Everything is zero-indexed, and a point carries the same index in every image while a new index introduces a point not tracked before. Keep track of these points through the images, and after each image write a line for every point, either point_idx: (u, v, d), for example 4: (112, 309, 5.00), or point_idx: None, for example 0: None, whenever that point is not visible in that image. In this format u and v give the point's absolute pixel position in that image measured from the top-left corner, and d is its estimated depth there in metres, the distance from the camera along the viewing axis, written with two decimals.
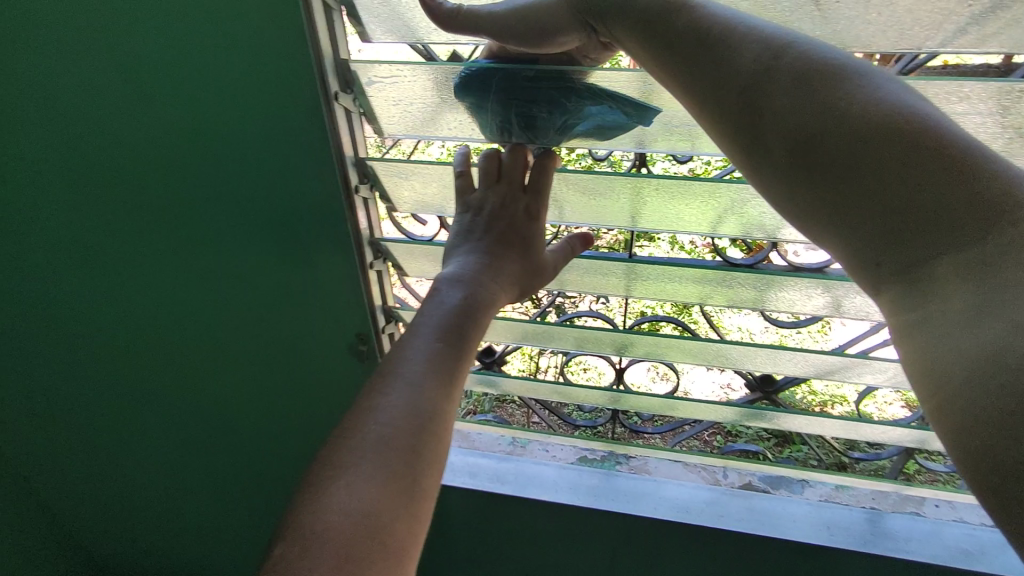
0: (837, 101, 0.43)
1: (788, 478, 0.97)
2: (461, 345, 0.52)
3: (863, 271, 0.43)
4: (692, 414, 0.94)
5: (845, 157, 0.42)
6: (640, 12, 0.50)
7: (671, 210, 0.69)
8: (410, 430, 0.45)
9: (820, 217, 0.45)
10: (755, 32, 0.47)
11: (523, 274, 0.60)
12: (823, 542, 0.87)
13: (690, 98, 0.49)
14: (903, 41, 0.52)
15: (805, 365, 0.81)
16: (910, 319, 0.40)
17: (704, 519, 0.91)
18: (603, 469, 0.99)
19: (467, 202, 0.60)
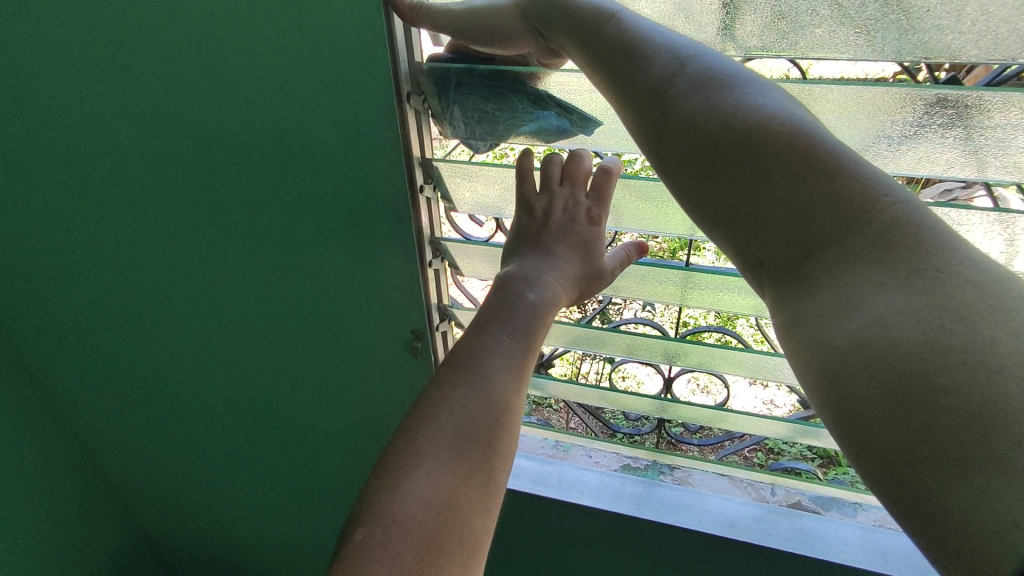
0: (727, 108, 0.45)
1: (841, 500, 0.94)
2: (527, 342, 0.53)
3: (752, 271, 0.46)
4: (741, 427, 0.92)
5: (738, 161, 0.45)
6: (577, 21, 0.52)
7: None
8: (483, 424, 0.47)
9: (715, 217, 0.47)
10: (666, 43, 0.49)
11: (583, 278, 0.59)
12: (876, 569, 0.84)
13: (618, 99, 0.50)
14: (997, 52, 0.50)
15: None
16: (791, 315, 0.43)
17: (751, 536, 0.89)
18: (647, 479, 0.98)
19: (529, 203, 0.59)
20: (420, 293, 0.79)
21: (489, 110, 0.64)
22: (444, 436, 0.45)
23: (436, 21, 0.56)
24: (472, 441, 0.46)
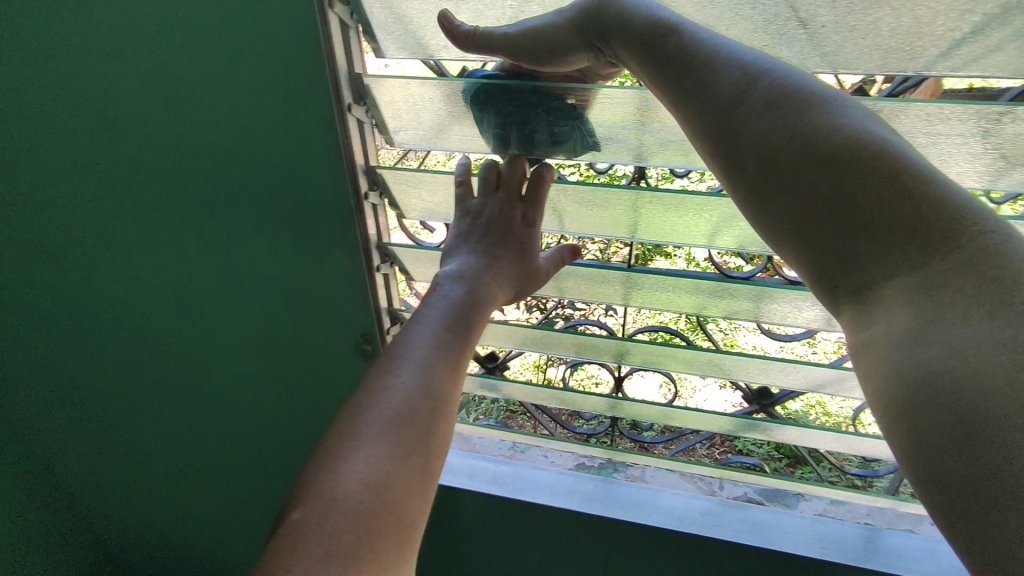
0: (807, 127, 0.45)
1: (784, 491, 0.98)
2: (465, 335, 0.55)
3: (824, 290, 0.46)
4: (688, 423, 0.94)
5: (810, 184, 0.45)
6: (638, 32, 0.52)
7: (665, 224, 0.74)
8: (422, 410, 0.48)
9: (786, 235, 0.47)
10: (734, 57, 0.49)
11: (519, 277, 0.62)
12: (815, 555, 0.88)
13: (686, 117, 0.50)
14: (889, 65, 0.54)
15: (801, 380, 0.82)
16: (864, 334, 0.43)
17: (697, 527, 0.92)
18: (601, 476, 1.01)
19: (467, 208, 0.62)
20: (370, 296, 0.82)
21: (431, 119, 0.67)
22: (384, 421, 0.47)
23: (517, 51, 0.55)
24: (412, 427, 0.47)
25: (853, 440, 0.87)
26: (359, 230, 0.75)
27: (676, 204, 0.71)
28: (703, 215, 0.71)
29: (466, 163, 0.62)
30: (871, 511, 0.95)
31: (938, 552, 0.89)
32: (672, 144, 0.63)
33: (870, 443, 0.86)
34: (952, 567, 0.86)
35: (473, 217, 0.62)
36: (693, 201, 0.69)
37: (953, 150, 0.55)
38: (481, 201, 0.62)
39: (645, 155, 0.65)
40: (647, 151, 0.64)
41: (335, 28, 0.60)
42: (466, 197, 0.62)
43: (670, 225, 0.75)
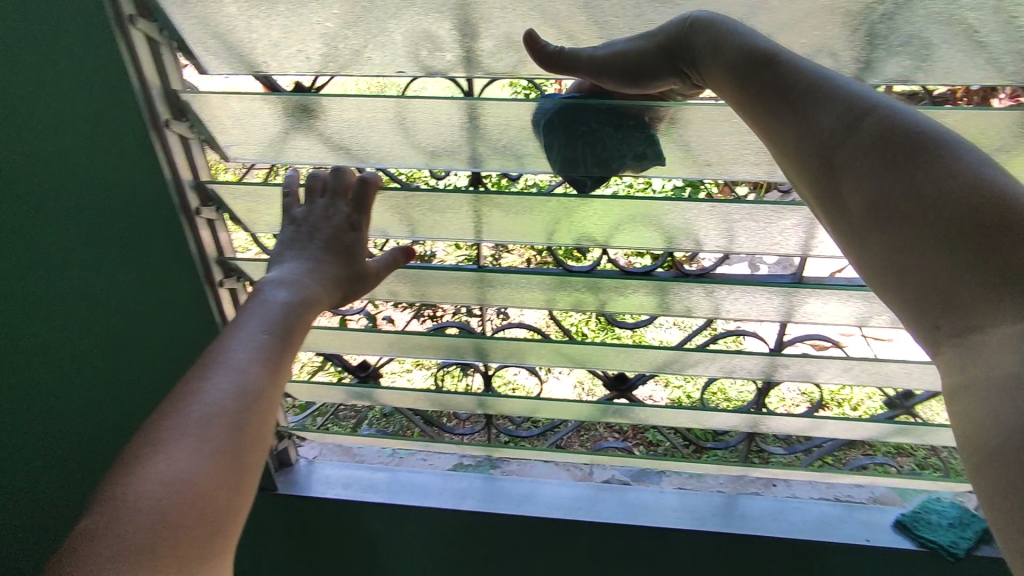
0: (917, 163, 0.45)
1: (650, 470, 1.03)
2: (287, 337, 0.56)
3: (923, 333, 0.44)
4: (556, 413, 0.99)
5: (917, 221, 0.44)
6: (734, 60, 0.52)
7: (508, 226, 0.80)
8: (236, 408, 0.49)
9: (884, 277, 0.46)
10: (847, 90, 0.49)
11: (347, 279, 0.64)
12: (669, 525, 0.95)
13: (782, 150, 0.51)
14: None
15: (645, 361, 0.90)
16: (955, 380, 0.41)
17: (563, 512, 0.98)
18: (479, 474, 1.04)
19: (292, 215, 0.65)
20: (212, 310, 0.87)
21: (268, 133, 0.71)
22: (191, 428, 0.47)
23: (608, 72, 0.58)
24: (221, 430, 0.48)
25: (701, 416, 0.95)
26: (191, 245, 0.79)
27: (514, 207, 0.76)
28: (540, 216, 0.77)
29: (293, 175, 0.67)
30: (733, 479, 1.00)
31: (784, 512, 0.95)
32: (504, 151, 0.73)
33: (714, 416, 0.95)
34: (796, 526, 0.93)
35: (297, 223, 0.65)
36: (526, 203, 0.75)
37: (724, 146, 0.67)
38: (305, 207, 0.65)
39: (480, 160, 0.74)
40: (481, 157, 0.74)
41: (141, 45, 0.64)
42: (291, 205, 0.66)
43: (513, 227, 0.80)
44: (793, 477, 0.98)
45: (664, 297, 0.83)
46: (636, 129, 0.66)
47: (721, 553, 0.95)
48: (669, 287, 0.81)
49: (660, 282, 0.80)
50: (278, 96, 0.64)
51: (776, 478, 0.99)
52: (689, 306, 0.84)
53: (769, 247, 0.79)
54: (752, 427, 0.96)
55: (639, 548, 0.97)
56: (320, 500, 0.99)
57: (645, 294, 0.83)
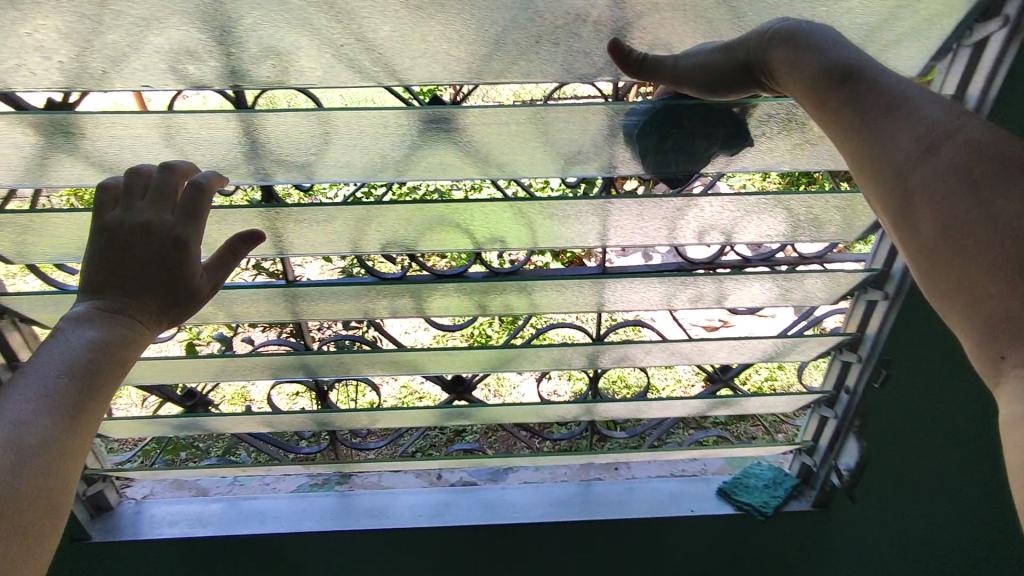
0: (997, 191, 0.48)
1: (498, 468, 1.03)
2: (92, 385, 0.52)
3: (985, 364, 0.45)
4: (397, 422, 0.98)
5: (989, 248, 0.46)
6: (845, 74, 0.55)
7: (313, 238, 0.78)
8: (12, 464, 0.47)
9: (959, 306, 0.48)
10: (931, 116, 0.52)
11: (169, 304, 0.57)
12: (508, 521, 0.96)
13: (866, 175, 0.54)
14: (446, 75, 0.64)
15: (477, 361, 0.91)
16: (1017, 414, 0.42)
17: (403, 521, 0.97)
18: (324, 492, 1.01)
19: (104, 229, 0.56)
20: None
21: (19, 156, 0.65)
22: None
23: (689, 77, 0.60)
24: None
25: (542, 411, 0.96)
26: None
27: (312, 218, 0.74)
28: (342, 226, 0.76)
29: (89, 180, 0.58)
30: (581, 467, 1.02)
31: (626, 494, 0.98)
32: (292, 164, 0.72)
33: (554, 411, 0.96)
34: (637, 508, 0.96)
35: (110, 237, 0.56)
36: (322, 213, 0.74)
37: (496, 144, 0.71)
38: (120, 219, 0.56)
39: (269, 173, 0.72)
40: (269, 170, 0.72)
41: None
42: (105, 216, 0.57)
43: (319, 239, 0.78)
44: (632, 459, 1.01)
45: (481, 297, 0.84)
46: (412, 132, 0.68)
47: (567, 540, 0.97)
48: (483, 288, 0.82)
49: (473, 283, 0.81)
50: (20, 115, 0.60)
51: (617, 461, 1.02)
52: (508, 304, 0.86)
53: (574, 240, 0.81)
54: (590, 416, 0.98)
55: (490, 544, 0.98)
56: (149, 541, 0.94)
57: (462, 296, 0.84)
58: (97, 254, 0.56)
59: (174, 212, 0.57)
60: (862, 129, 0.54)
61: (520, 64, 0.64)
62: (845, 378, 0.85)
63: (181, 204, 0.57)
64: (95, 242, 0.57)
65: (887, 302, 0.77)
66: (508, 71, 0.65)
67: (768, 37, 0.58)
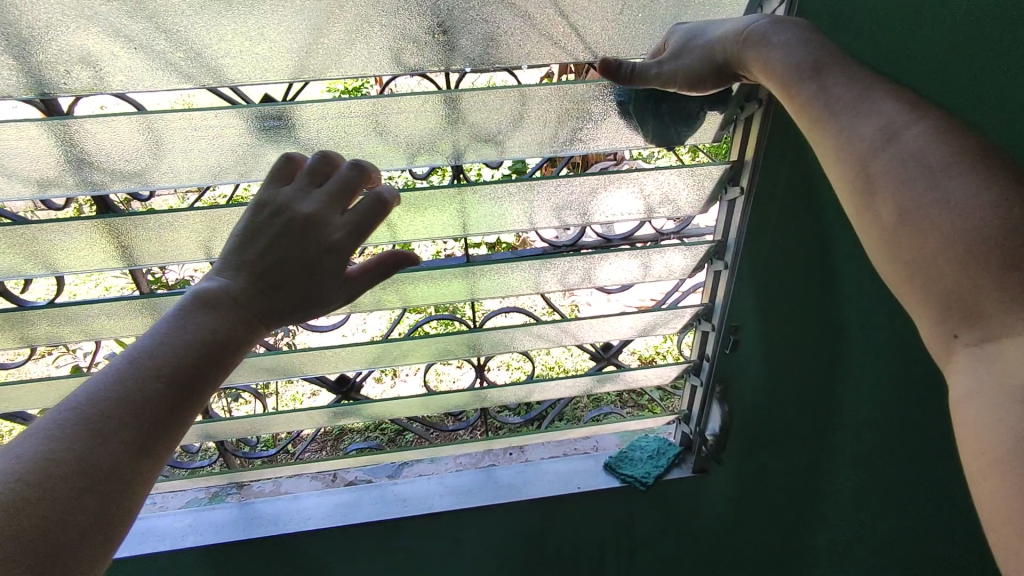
0: (949, 177, 0.49)
1: (392, 464, 1.03)
2: (190, 385, 0.51)
3: (942, 341, 0.49)
4: (284, 426, 0.97)
5: (947, 235, 0.48)
6: (801, 67, 0.57)
7: (159, 247, 0.74)
8: (95, 425, 0.46)
9: (914, 287, 0.51)
10: (883, 106, 0.53)
11: (281, 311, 0.57)
12: (400, 513, 0.95)
13: (833, 159, 0.56)
14: (265, 73, 0.63)
15: (359, 358, 0.89)
16: (966, 388, 0.46)
17: (293, 526, 0.95)
18: (212, 505, 0.99)
19: (280, 212, 0.58)
20: None
21: None
22: (39, 466, 0.42)
23: (670, 81, 0.62)
24: (88, 453, 0.45)
25: (430, 402, 0.96)
26: None
27: (152, 227, 0.71)
28: (186, 233, 0.73)
29: (288, 157, 0.61)
30: (478, 455, 1.04)
31: (518, 479, 1.00)
32: (121, 170, 0.68)
33: (442, 401, 0.97)
34: (529, 489, 0.98)
35: (268, 218, 0.58)
36: (160, 221, 0.70)
37: (339, 140, 0.69)
38: (292, 208, 0.58)
39: (98, 183, 0.68)
40: (96, 179, 0.68)
41: None
42: (277, 194, 0.59)
43: (165, 250, 0.75)
44: (526, 443, 1.04)
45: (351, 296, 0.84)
46: (244, 131, 0.66)
47: (470, 526, 0.98)
48: None
49: None
50: None
51: (511, 446, 1.04)
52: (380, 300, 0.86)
53: (436, 231, 0.81)
54: (480, 402, 0.99)
55: (393, 542, 0.97)
56: None
57: None
58: (256, 228, 0.58)
59: (348, 213, 0.58)
60: (826, 113, 0.56)
61: (338, 57, 0.63)
62: (704, 347, 0.91)
63: (335, 191, 0.59)
64: (252, 219, 0.58)
65: (727, 270, 0.82)
66: (331, 64, 0.63)
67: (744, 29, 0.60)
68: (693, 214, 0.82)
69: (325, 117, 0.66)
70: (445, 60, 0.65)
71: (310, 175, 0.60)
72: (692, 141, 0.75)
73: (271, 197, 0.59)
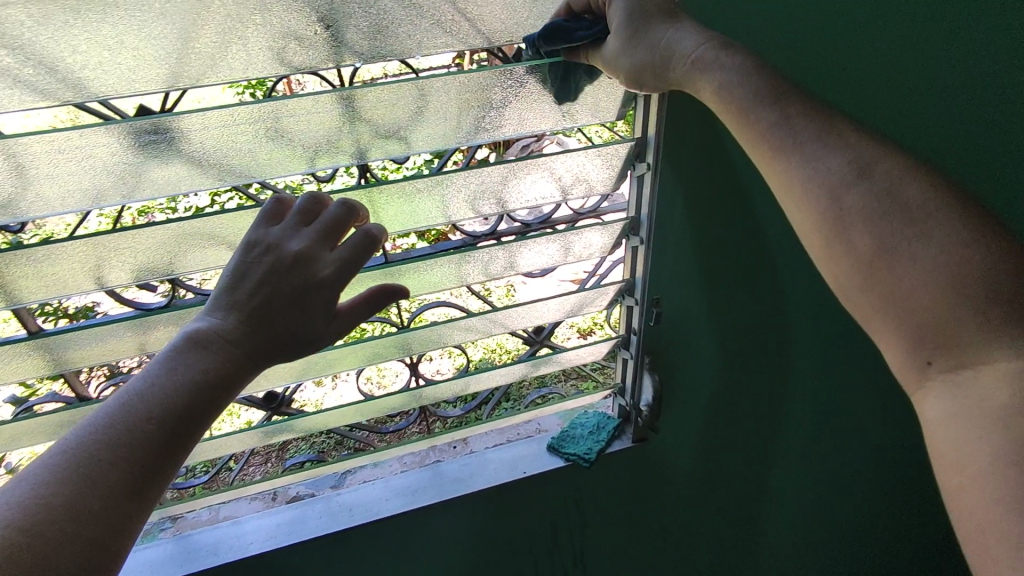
0: (918, 217, 0.52)
1: (333, 474, 1.00)
2: (181, 427, 0.52)
3: (913, 369, 0.53)
4: (209, 453, 0.91)
5: (922, 270, 0.51)
6: (764, 103, 0.58)
7: (37, 282, 0.67)
8: (87, 468, 0.48)
9: (883, 318, 0.54)
10: (845, 145, 0.56)
11: (273, 353, 0.57)
12: (348, 524, 0.93)
13: (798, 192, 0.57)
14: (134, 84, 0.58)
15: (284, 373, 0.86)
16: (946, 415, 0.50)
17: (235, 554, 0.91)
18: (142, 545, 0.93)
19: (268, 254, 0.58)
20: None
21: None
22: (31, 512, 0.45)
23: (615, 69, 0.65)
24: (79, 493, 0.47)
25: (365, 407, 0.93)
26: None
27: (25, 261, 0.65)
28: (67, 264, 0.67)
29: (277, 198, 0.62)
30: (422, 453, 1.03)
31: (465, 471, 0.99)
32: None
33: (378, 405, 0.94)
34: (474, 479, 0.98)
35: (258, 256, 0.58)
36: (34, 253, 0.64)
37: (230, 149, 0.65)
38: (281, 249, 0.58)
39: None
40: None
41: None
42: (266, 233, 0.59)
43: (45, 285, 0.68)
44: (469, 435, 1.03)
45: None
46: (118, 148, 0.60)
47: (422, 525, 0.97)
48: None
49: None
50: None
51: (454, 440, 1.04)
52: None
53: None
54: (417, 402, 0.97)
55: (345, 552, 0.95)
56: None
57: None
58: (245, 266, 0.58)
59: (337, 251, 0.59)
60: (797, 144, 0.57)
61: (215, 62, 0.58)
62: (631, 321, 0.93)
63: (322, 228, 0.60)
64: (242, 257, 0.58)
65: (644, 245, 0.84)
66: (207, 69, 0.59)
67: (704, 50, 0.61)
68: (606, 191, 0.82)
69: (209, 125, 0.61)
70: (334, 56, 0.62)
71: (297, 215, 0.61)
72: (596, 119, 0.75)
73: (262, 235, 0.59)
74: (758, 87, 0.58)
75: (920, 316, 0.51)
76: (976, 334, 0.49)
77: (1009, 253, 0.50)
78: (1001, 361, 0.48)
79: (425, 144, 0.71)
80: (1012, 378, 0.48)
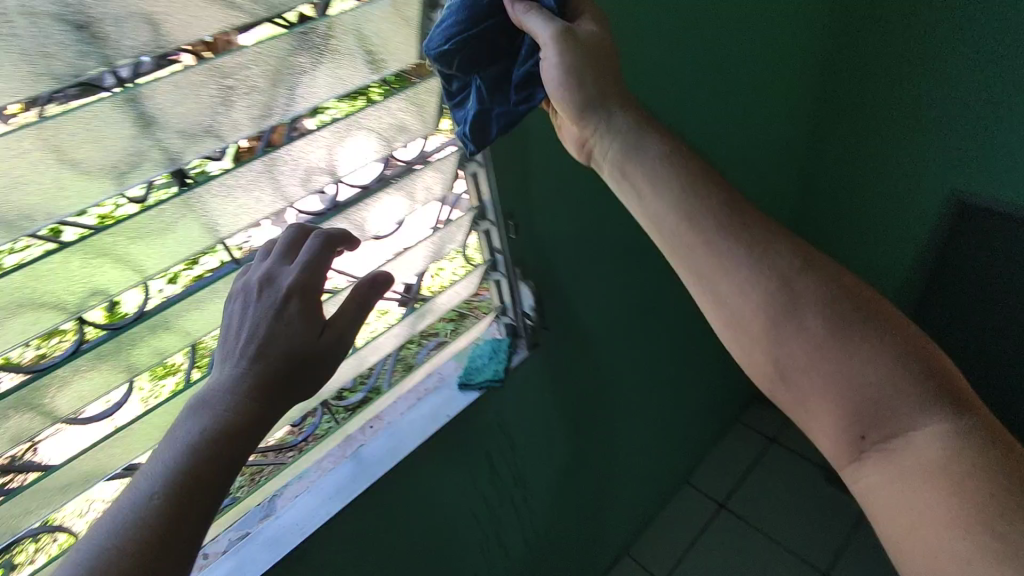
0: (881, 352, 0.50)
1: (259, 504, 0.95)
2: (229, 466, 0.57)
3: (847, 449, 0.53)
4: None
5: (867, 384, 0.50)
6: (686, 213, 0.59)
7: None
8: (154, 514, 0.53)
9: (824, 407, 0.53)
10: (792, 255, 0.55)
11: (298, 386, 0.63)
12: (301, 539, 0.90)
13: (736, 281, 0.56)
14: None
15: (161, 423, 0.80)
16: (881, 476, 0.51)
17: None
18: None
19: (269, 297, 0.64)
20: None
21: None
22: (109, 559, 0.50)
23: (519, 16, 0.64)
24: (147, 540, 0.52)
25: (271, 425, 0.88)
26: None
27: None
28: None
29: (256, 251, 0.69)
30: (341, 447, 1.02)
31: (390, 443, 1.01)
32: None
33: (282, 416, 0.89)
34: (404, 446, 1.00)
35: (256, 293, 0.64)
36: None
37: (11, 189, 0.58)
38: (280, 287, 0.64)
39: None
40: None
41: None
42: (256, 273, 0.66)
43: None
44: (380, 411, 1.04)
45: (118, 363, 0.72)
46: None
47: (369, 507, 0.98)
48: (111, 356, 0.71)
49: (93, 355, 0.70)
50: None
51: (368, 421, 1.04)
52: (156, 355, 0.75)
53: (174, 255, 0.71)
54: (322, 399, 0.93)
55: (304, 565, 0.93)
56: None
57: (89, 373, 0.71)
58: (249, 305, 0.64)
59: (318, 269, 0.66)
60: (674, 185, 0.61)
61: None
62: (492, 242, 1.01)
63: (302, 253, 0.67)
64: (244, 299, 0.65)
65: (483, 167, 0.92)
66: None
67: (618, 112, 0.65)
68: (428, 131, 0.87)
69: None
70: (100, 57, 0.58)
71: (286, 251, 0.68)
72: (398, 62, 0.78)
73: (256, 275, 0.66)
74: (680, 182, 0.60)
75: (809, 367, 0.53)
76: (856, 370, 0.51)
77: (861, 304, 0.53)
78: (871, 393, 0.50)
79: (223, 144, 0.69)
80: (918, 446, 0.49)
